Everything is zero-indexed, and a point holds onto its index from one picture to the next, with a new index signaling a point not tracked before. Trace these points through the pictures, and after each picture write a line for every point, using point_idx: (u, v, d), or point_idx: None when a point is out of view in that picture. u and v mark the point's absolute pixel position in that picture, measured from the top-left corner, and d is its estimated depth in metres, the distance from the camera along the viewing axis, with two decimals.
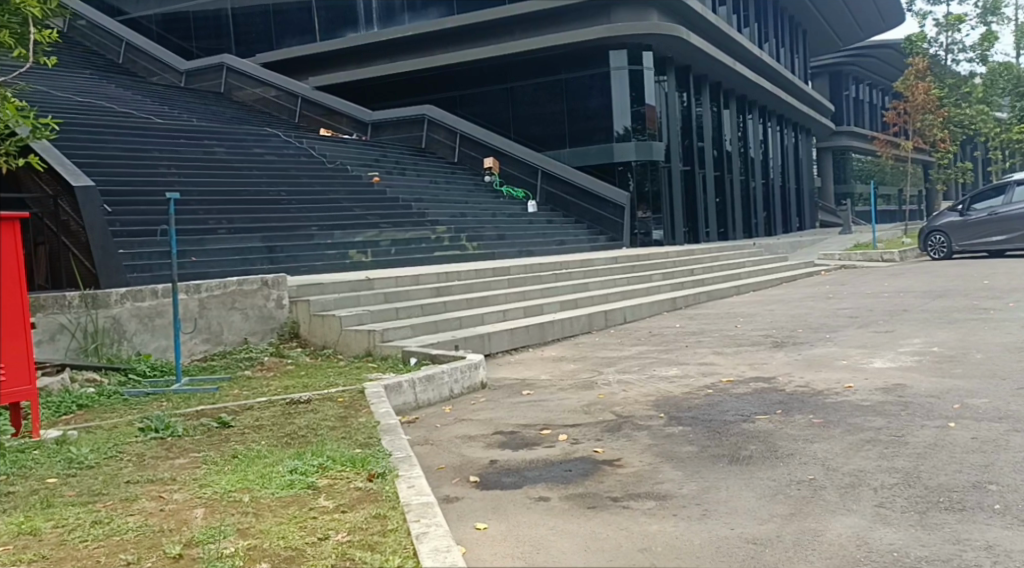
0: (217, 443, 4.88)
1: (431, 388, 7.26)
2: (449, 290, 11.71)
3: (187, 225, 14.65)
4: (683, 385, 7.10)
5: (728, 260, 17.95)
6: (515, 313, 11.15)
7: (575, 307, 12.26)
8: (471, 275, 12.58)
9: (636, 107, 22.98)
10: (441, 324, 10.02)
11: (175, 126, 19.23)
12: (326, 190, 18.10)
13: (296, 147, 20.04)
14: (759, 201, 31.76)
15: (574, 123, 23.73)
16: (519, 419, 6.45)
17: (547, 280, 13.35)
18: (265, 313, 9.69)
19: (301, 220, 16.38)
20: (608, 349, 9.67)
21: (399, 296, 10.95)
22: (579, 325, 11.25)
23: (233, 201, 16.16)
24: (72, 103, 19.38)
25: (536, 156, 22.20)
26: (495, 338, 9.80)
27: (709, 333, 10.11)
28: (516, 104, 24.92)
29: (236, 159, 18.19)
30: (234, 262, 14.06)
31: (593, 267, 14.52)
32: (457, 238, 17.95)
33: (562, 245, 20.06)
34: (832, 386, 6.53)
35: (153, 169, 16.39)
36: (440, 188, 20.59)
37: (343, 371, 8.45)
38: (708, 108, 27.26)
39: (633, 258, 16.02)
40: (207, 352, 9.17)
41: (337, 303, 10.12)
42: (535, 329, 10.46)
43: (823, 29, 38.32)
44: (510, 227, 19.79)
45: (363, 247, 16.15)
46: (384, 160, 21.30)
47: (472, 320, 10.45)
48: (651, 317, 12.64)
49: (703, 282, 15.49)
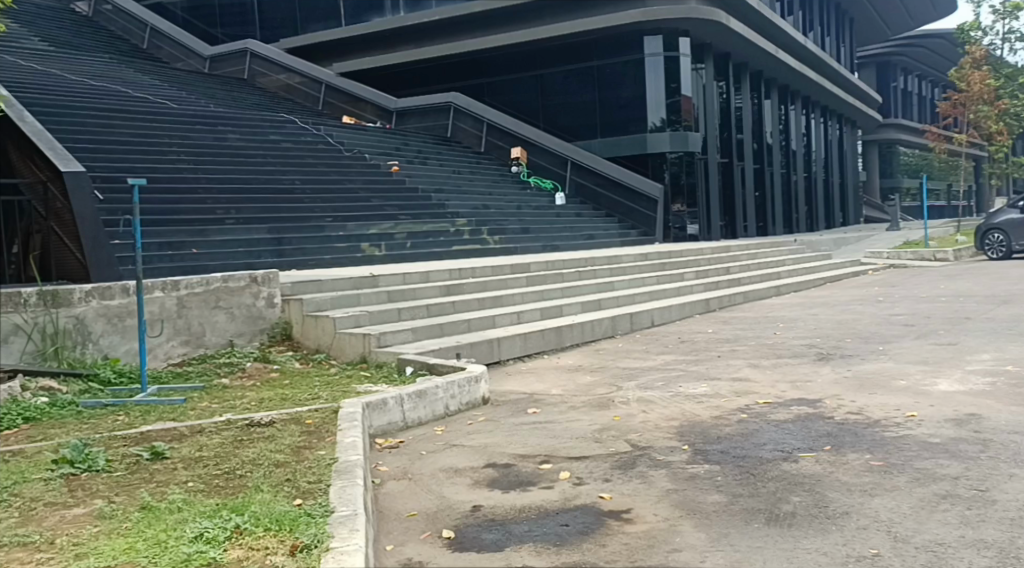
0: (135, 483, 4.02)
1: (422, 406, 6.35)
2: (461, 290, 10.81)
3: (190, 216, 13.89)
4: (712, 408, 6.09)
5: (767, 257, 16.83)
6: (531, 315, 10.21)
7: (597, 309, 11.27)
8: (486, 273, 11.67)
9: (671, 96, 21.83)
10: (446, 327, 9.11)
11: (188, 111, 18.48)
12: (342, 179, 17.25)
13: (313, 134, 19.21)
14: (800, 194, 30.45)
15: (606, 111, 22.66)
16: (519, 446, 5.49)
17: (569, 278, 12.38)
18: (254, 313, 8.83)
19: (312, 211, 15.56)
20: (630, 359, 8.65)
21: (404, 295, 10.06)
22: (600, 330, 10.27)
23: (242, 190, 15.38)
24: (85, 88, 18.75)
25: (565, 146, 21.17)
26: (505, 344, 8.87)
27: (745, 342, 9.05)
28: (545, 91, 23.90)
29: (249, 146, 17.41)
30: (238, 256, 13.26)
31: (620, 265, 13.53)
32: (478, 231, 17.03)
33: (590, 240, 19.06)
34: (891, 413, 5.49)
35: (161, 156, 15.67)
36: (463, 178, 19.67)
37: (330, 381, 7.56)
38: (748, 99, 26.06)
39: (664, 255, 14.97)
40: (187, 356, 8.32)
41: (334, 303, 9.24)
42: (550, 334, 9.51)
43: (869, 16, 36.72)
44: (535, 220, 18.81)
45: (377, 239, 15.27)
46: (406, 149, 20.42)
47: (481, 322, 9.52)
48: (682, 321, 11.60)
49: (740, 281, 14.37)
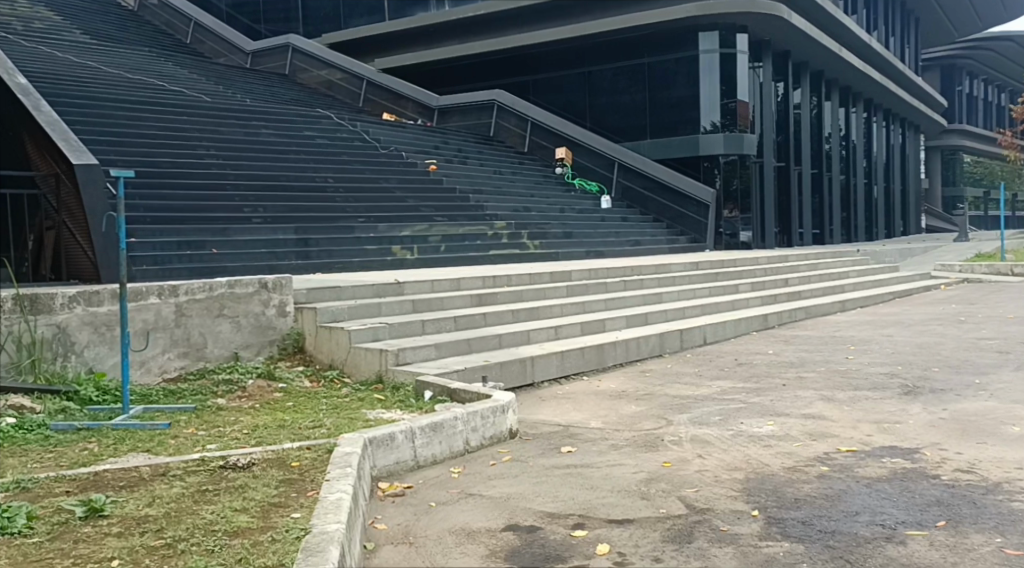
0: (47, 559, 3.22)
1: (437, 441, 5.43)
2: (495, 300, 9.88)
3: (212, 214, 13.13)
4: (783, 456, 5.06)
5: (828, 268, 15.66)
6: (571, 329, 9.25)
7: (644, 324, 10.24)
8: (523, 281, 10.74)
9: (726, 100, 20.65)
10: (474, 342, 8.17)
11: (220, 104, 17.75)
12: (376, 177, 16.42)
13: (349, 130, 18.38)
14: (860, 201, 29.03)
15: (656, 112, 21.56)
16: (550, 501, 4.50)
17: (613, 288, 11.40)
18: (263, 323, 7.96)
19: (342, 210, 14.73)
20: (682, 384, 7.61)
21: (431, 305, 9.16)
22: (647, 347, 9.26)
23: (269, 187, 14.59)
24: (118, 79, 18.12)
25: (612, 147, 20.14)
26: (539, 365, 7.93)
27: (813, 367, 7.96)
28: (593, 90, 22.87)
29: (281, 141, 16.62)
30: (261, 258, 12.45)
31: (669, 275, 12.53)
32: (517, 235, 16.04)
33: (637, 246, 17.99)
34: (1013, 475, 4.42)
35: (188, 150, 14.96)
36: (503, 178, 18.72)
37: (338, 404, 6.64)
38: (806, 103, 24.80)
39: (716, 264, 13.92)
40: (186, 369, 7.44)
41: (351, 313, 8.35)
42: (589, 353, 8.55)
43: (936, 17, 35.08)
44: (578, 224, 17.80)
45: (409, 242, 14.40)
46: (445, 147, 19.54)
47: (514, 338, 8.57)
48: (737, 339, 10.51)
49: (800, 295, 13.22)
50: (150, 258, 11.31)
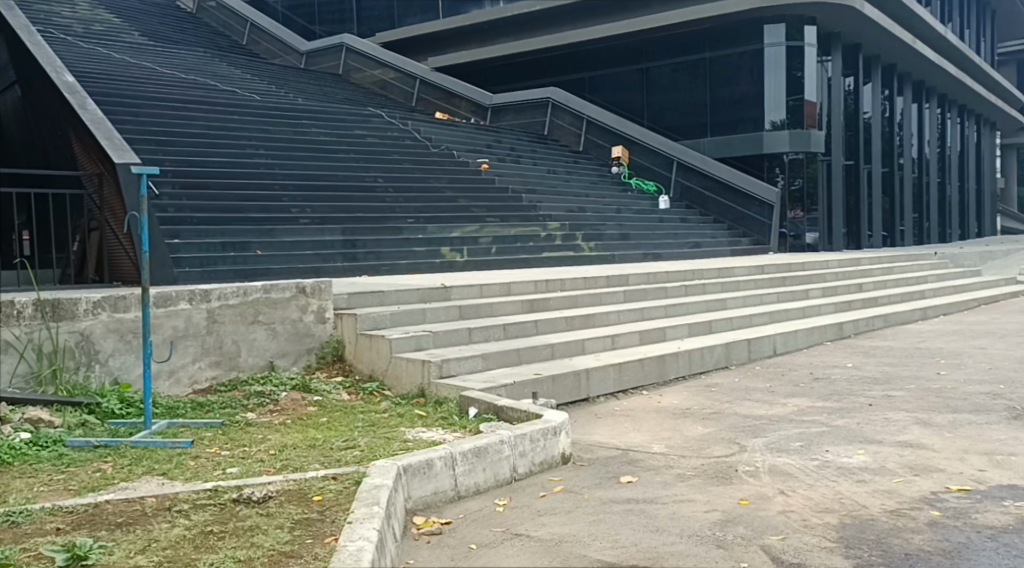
0: None
1: (480, 469, 4.85)
2: (547, 306, 9.28)
3: (257, 214, 12.75)
4: (882, 495, 4.42)
5: (904, 273, 14.84)
6: (629, 339, 8.60)
7: (708, 333, 9.54)
8: (577, 286, 10.15)
9: (792, 97, 19.71)
10: (524, 353, 7.57)
11: (270, 102, 17.38)
12: (427, 176, 15.94)
13: (400, 128, 17.91)
14: (932, 200, 28.00)
15: (717, 109, 20.75)
16: (610, 549, 3.91)
17: (673, 293, 10.72)
18: (300, 330, 7.46)
19: (391, 210, 14.27)
20: (754, 402, 6.92)
21: (479, 311, 8.60)
22: (712, 358, 8.57)
23: (317, 187, 14.18)
24: (169, 77, 17.90)
25: (671, 145, 19.38)
26: (595, 378, 7.33)
27: (900, 385, 7.23)
28: (651, 86, 22.13)
29: (330, 138, 16.19)
30: (305, 259, 12.02)
31: (733, 280, 11.85)
32: (571, 236, 15.40)
33: (697, 249, 17.23)
34: None
35: (236, 149, 14.61)
36: (558, 178, 18.11)
37: (375, 422, 6.09)
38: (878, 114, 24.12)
39: (784, 268, 13.22)
40: (218, 379, 6.93)
41: (393, 320, 7.82)
42: (650, 365, 7.90)
43: (1015, 9, 33.51)
44: (636, 226, 17.10)
45: (459, 244, 13.88)
46: (498, 146, 18.98)
47: (568, 347, 7.96)
48: (810, 350, 9.75)
49: (877, 301, 12.39)
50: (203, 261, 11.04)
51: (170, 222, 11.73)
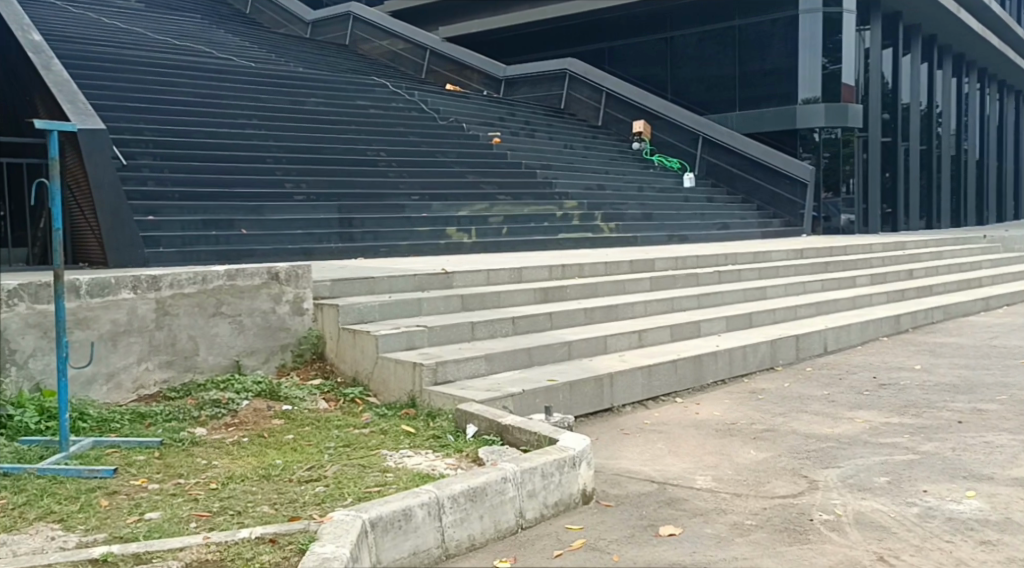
0: None
1: (475, 518, 3.72)
2: (564, 296, 8.13)
3: (244, 189, 11.59)
4: None
5: (955, 259, 14.02)
6: (660, 334, 7.43)
7: (747, 327, 8.34)
8: (597, 272, 9.05)
9: (828, 66, 18.26)
10: (536, 353, 6.40)
11: (265, 69, 16.13)
12: (433, 150, 14.73)
13: (405, 98, 16.69)
14: (968, 180, 26.79)
15: (746, 80, 19.42)
16: None
17: (704, 281, 9.57)
18: (273, 323, 6.31)
19: (394, 187, 13.09)
20: (815, 418, 5.73)
21: (484, 301, 7.45)
22: (755, 358, 7.39)
23: (313, 161, 13.00)
24: (161, 43, 16.72)
25: (696, 120, 18.09)
26: (620, 383, 6.17)
27: (988, 398, 6.06)
28: (676, 58, 20.83)
29: (329, 108, 14.97)
30: (294, 239, 10.77)
31: (772, 267, 10.69)
32: (589, 216, 14.18)
33: (726, 230, 15.98)
34: None
35: (225, 118, 13.43)
36: (576, 154, 16.87)
37: (352, 440, 4.93)
38: (916, 94, 23.02)
39: (826, 253, 12.13)
40: (170, 384, 5.76)
41: (383, 313, 6.68)
42: (685, 367, 6.72)
43: None
44: (660, 205, 15.84)
45: (467, 223, 12.69)
46: (511, 119, 17.74)
47: (588, 346, 6.79)
48: (864, 347, 8.57)
49: (931, 290, 11.24)
50: (194, 238, 10.06)
51: (146, 197, 10.58)
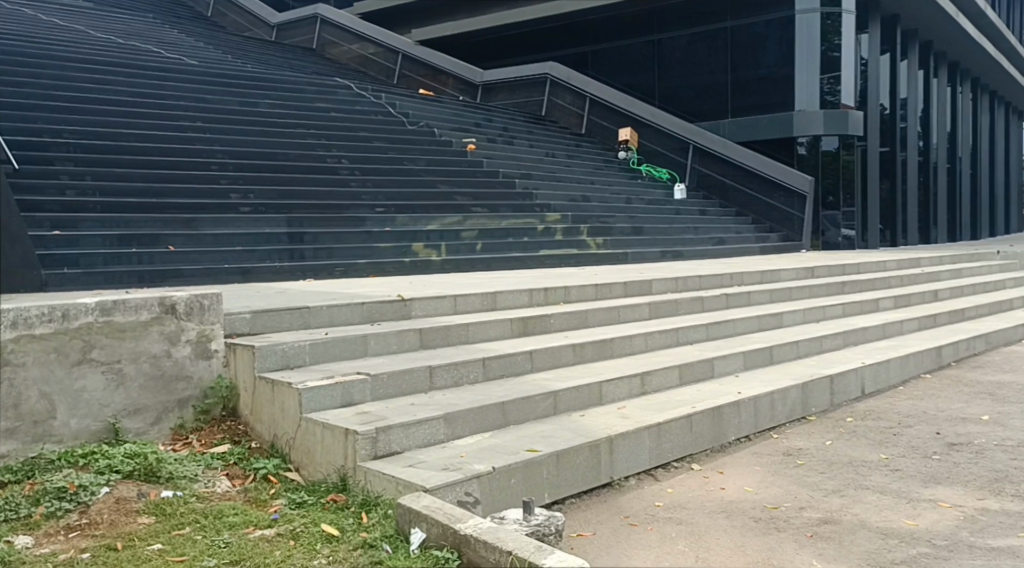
0: None
1: None
2: (547, 326, 6.67)
3: (179, 200, 10.03)
4: None
5: (977, 278, 12.73)
6: (667, 378, 5.98)
7: (768, 364, 6.92)
8: (585, 296, 7.63)
9: (827, 70, 16.98)
10: (511, 409, 4.92)
11: (215, 67, 14.55)
12: (401, 157, 13.25)
13: (371, 101, 15.20)
14: (964, 194, 25.74)
15: (739, 85, 18.11)
16: None
17: (708, 308, 8.18)
18: (166, 371, 4.81)
19: (356, 197, 11.60)
20: (883, 503, 4.32)
21: (448, 336, 5.96)
22: (785, 408, 5.96)
23: (263, 167, 11.46)
24: (101, 40, 15.12)
25: (686, 127, 16.69)
26: (622, 450, 4.71)
27: None
28: (664, 62, 19.53)
29: (285, 111, 13.44)
30: (229, 257, 9.16)
31: (785, 290, 9.31)
32: (574, 230, 12.74)
33: (723, 246, 14.61)
34: None
35: (163, 119, 11.87)
36: (559, 163, 15.45)
37: (244, 551, 3.47)
38: (914, 103, 21.86)
39: (839, 274, 10.79)
40: (10, 460, 4.28)
41: (315, 355, 5.17)
42: (702, 425, 5.26)
43: None
44: (650, 219, 14.45)
45: (437, 238, 11.20)
46: (487, 125, 16.29)
47: (579, 397, 5.32)
48: (905, 388, 7.18)
49: (962, 313, 9.92)
50: (111, 256, 8.48)
51: (60, 208, 8.97)
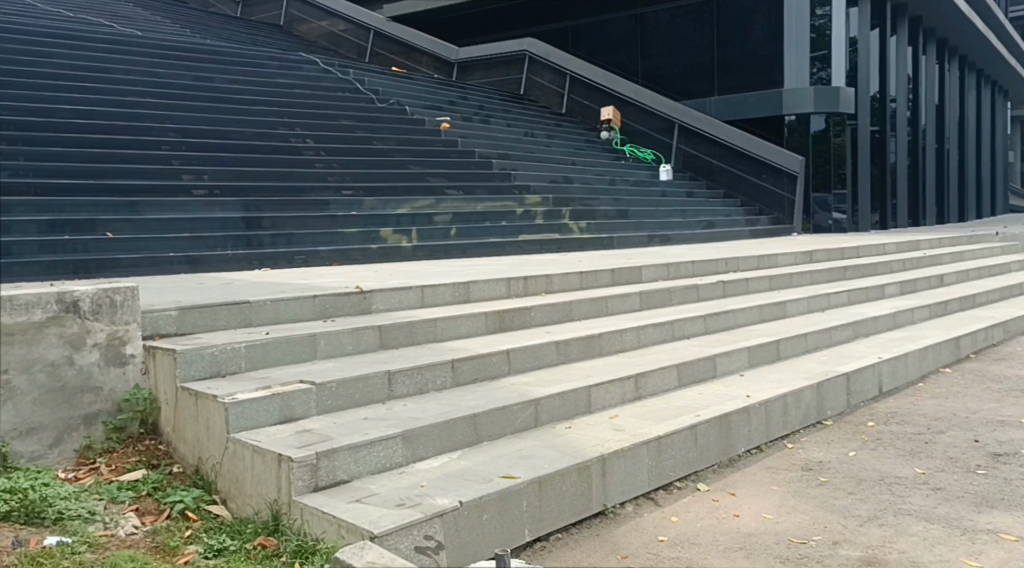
0: None
1: None
2: (526, 321, 5.89)
3: (123, 181, 9.10)
4: None
5: (979, 261, 12.09)
6: (664, 380, 5.23)
7: (774, 360, 6.19)
8: (569, 285, 6.87)
9: (818, 45, 16.25)
10: (485, 422, 4.14)
11: (169, 42, 13.56)
12: (370, 136, 12.39)
13: (338, 78, 14.29)
14: (952, 176, 25.22)
15: (725, 62, 17.34)
16: None
17: (703, 298, 7.44)
18: (66, 382, 4.02)
19: (321, 178, 10.74)
20: (932, 538, 3.61)
21: (413, 334, 5.17)
22: (798, 412, 5.22)
23: (219, 147, 10.58)
24: (46, 13, 14.07)
25: (671, 106, 15.92)
26: (617, 472, 3.96)
27: None
28: (648, 39, 18.74)
29: (245, 88, 12.51)
30: (175, 245, 8.29)
31: (786, 276, 8.60)
32: (555, 213, 11.95)
33: (713, 229, 13.87)
34: None
35: (109, 95, 10.91)
36: (539, 144, 14.63)
37: None
38: (904, 81, 21.23)
39: (838, 259, 10.11)
40: None
41: (251, 361, 4.36)
42: (708, 437, 4.51)
43: None
44: (636, 202, 13.69)
45: (408, 222, 10.37)
46: (463, 103, 15.44)
47: (564, 405, 4.55)
48: (925, 384, 6.48)
49: (972, 299, 9.24)
50: (41, 243, 7.57)
51: None
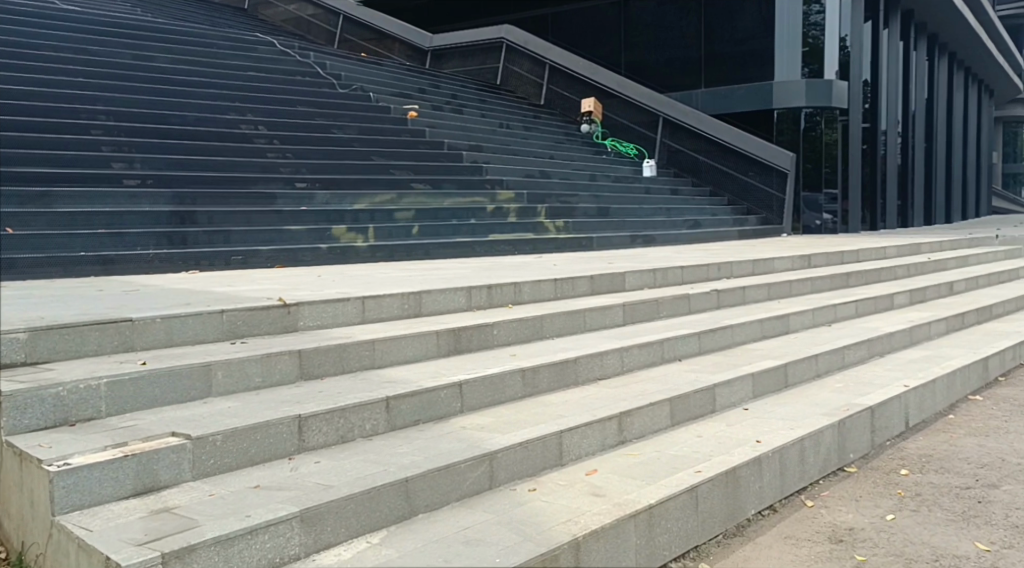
0: None
1: None
2: (487, 340, 4.87)
3: (38, 167, 7.94)
4: None
5: (988, 267, 11.18)
6: (655, 419, 4.22)
7: (782, 388, 5.20)
8: (540, 295, 5.86)
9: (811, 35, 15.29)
10: (421, 489, 3.11)
11: (110, 18, 12.37)
12: (329, 124, 11.29)
13: (297, 61, 13.17)
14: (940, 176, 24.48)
15: (712, 53, 16.37)
16: None
17: (694, 310, 6.44)
18: None
19: (269, 170, 9.63)
20: None
21: (343, 360, 4.13)
22: (818, 459, 4.23)
23: (155, 133, 9.46)
24: None
25: (654, 97, 14.92)
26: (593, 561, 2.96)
27: None
28: (632, 28, 17.74)
29: (191, 69, 11.38)
30: (88, 242, 7.14)
31: (786, 284, 7.61)
32: (530, 211, 10.91)
33: (701, 229, 12.89)
34: None
35: (32, 73, 9.73)
36: (513, 135, 13.59)
37: None
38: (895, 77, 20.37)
39: (840, 265, 9.15)
40: None
41: (117, 402, 3.33)
42: (711, 501, 3.51)
43: None
44: (618, 199, 12.69)
45: (365, 219, 9.30)
46: (433, 91, 14.38)
47: (528, 459, 3.53)
48: (956, 416, 5.52)
49: (990, 310, 8.30)
50: None
51: None
